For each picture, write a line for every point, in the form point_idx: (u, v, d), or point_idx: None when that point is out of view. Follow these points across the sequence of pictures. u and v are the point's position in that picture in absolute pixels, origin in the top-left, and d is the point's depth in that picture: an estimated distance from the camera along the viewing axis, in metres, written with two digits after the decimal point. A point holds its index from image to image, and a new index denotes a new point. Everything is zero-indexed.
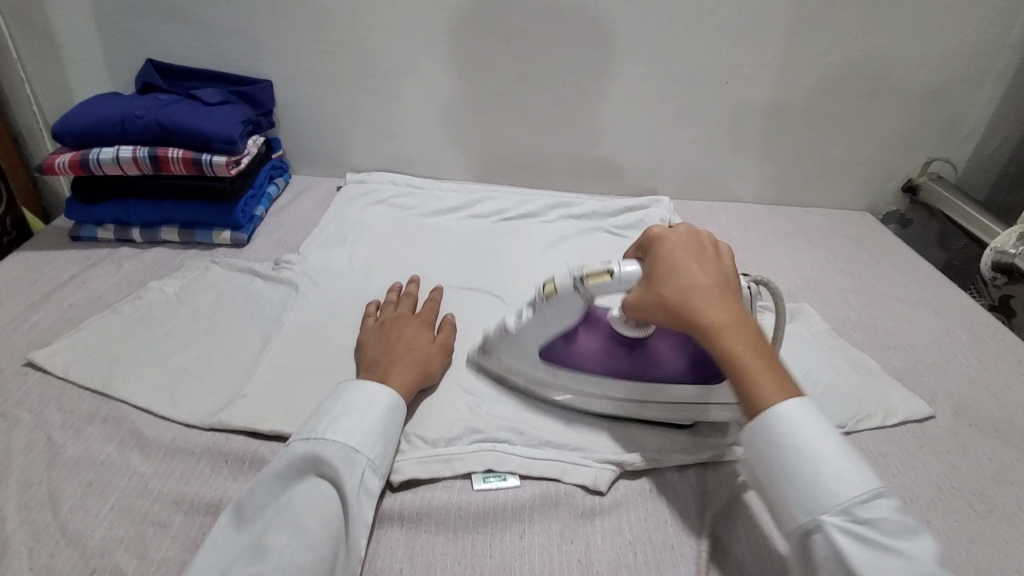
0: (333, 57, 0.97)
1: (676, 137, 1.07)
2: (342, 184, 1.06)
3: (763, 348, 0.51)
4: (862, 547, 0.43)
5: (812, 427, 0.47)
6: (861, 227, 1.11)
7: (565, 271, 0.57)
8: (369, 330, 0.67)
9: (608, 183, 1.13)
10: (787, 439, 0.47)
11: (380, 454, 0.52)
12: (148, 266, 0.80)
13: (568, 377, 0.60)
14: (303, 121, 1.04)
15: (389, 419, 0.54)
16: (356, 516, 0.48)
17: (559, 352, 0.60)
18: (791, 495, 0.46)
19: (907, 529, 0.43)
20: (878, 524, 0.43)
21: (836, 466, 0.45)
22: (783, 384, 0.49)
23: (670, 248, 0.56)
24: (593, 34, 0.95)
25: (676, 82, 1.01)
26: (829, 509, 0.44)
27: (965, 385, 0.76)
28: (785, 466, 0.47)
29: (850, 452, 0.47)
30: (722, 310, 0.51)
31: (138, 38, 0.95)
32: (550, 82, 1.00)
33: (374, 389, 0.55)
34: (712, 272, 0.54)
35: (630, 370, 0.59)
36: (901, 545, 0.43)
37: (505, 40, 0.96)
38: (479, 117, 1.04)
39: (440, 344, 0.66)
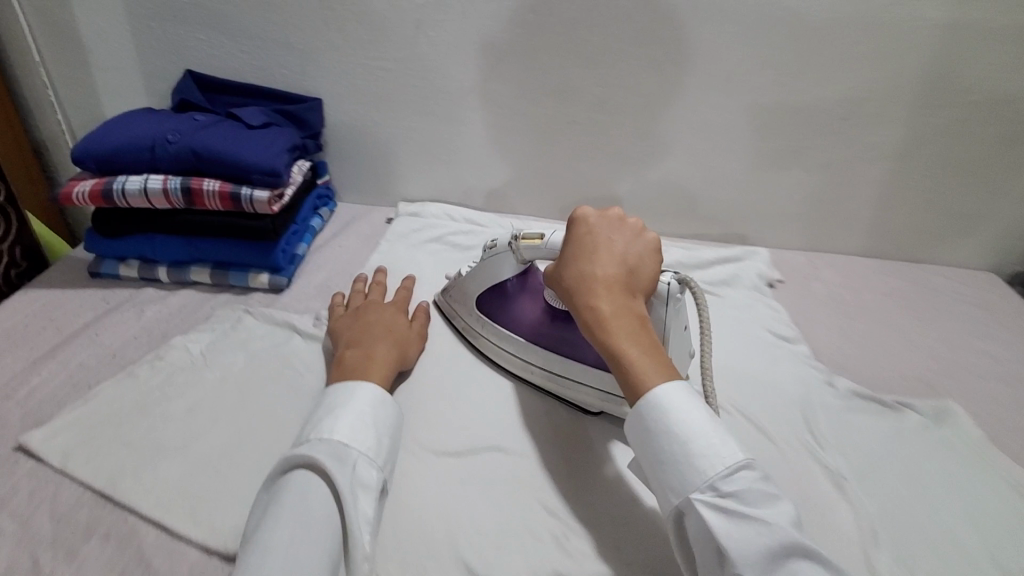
0: (390, 74, 0.85)
1: (779, 181, 0.90)
2: (393, 216, 0.94)
3: (647, 340, 0.50)
4: (727, 520, 0.41)
5: (687, 406, 0.45)
6: (996, 294, 0.93)
7: (510, 232, 0.63)
8: (340, 312, 0.67)
9: (692, 227, 0.97)
10: (662, 424, 0.45)
11: (378, 448, 0.48)
12: (172, 314, 0.69)
13: (492, 328, 0.66)
14: (351, 143, 0.92)
15: (386, 414, 0.51)
16: (355, 511, 0.43)
17: (493, 305, 0.66)
18: (666, 478, 0.45)
19: (773, 497, 0.41)
20: (742, 496, 0.41)
21: (703, 442, 0.44)
22: (656, 375, 0.48)
23: (583, 232, 0.57)
24: (693, 58, 0.80)
25: (789, 116, 0.84)
26: (697, 486, 0.43)
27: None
28: (661, 451, 0.45)
29: (722, 426, 0.46)
30: (607, 300, 0.51)
31: (177, 47, 0.84)
32: (637, 110, 0.85)
33: (353, 384, 0.52)
34: (614, 263, 0.54)
35: (547, 337, 0.62)
36: (766, 514, 0.41)
37: (590, 61, 0.82)
38: (548, 147, 0.90)
39: (417, 332, 0.67)
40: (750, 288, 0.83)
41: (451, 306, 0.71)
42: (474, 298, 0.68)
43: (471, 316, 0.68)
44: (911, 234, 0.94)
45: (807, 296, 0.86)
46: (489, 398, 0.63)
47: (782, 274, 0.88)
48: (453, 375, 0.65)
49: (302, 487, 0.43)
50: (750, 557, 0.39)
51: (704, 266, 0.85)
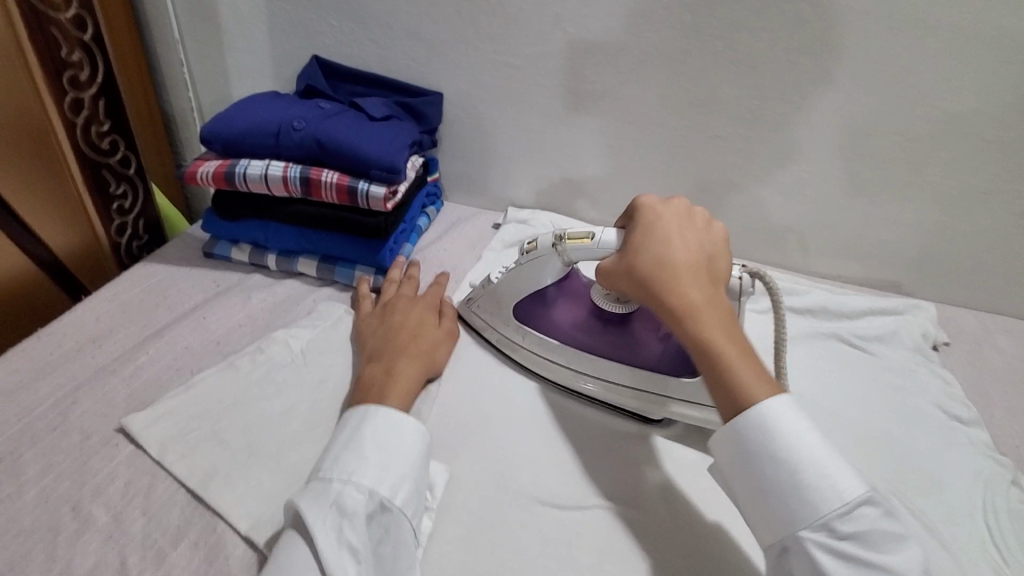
0: (517, 72, 0.79)
1: (954, 225, 0.76)
2: (501, 221, 0.89)
3: (739, 334, 0.47)
4: (846, 566, 0.38)
5: (801, 434, 0.43)
6: None
7: (552, 232, 0.57)
8: (369, 318, 0.63)
9: (834, 267, 0.85)
10: (769, 449, 0.43)
11: (366, 472, 0.44)
12: (277, 304, 0.67)
13: (538, 339, 0.61)
14: (468, 142, 0.88)
15: (380, 431, 0.46)
16: (327, 545, 0.40)
17: (534, 314, 0.61)
18: (773, 511, 0.42)
19: (897, 539, 0.39)
20: (863, 537, 0.39)
21: (817, 469, 0.41)
22: (756, 377, 0.45)
23: (654, 219, 0.53)
24: (875, 74, 0.69)
25: (984, 152, 0.70)
26: (809, 523, 0.40)
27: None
28: (768, 480, 0.43)
29: (837, 453, 0.43)
30: (698, 291, 0.48)
31: (307, 31, 0.83)
32: (792, 131, 0.75)
33: (348, 415, 0.49)
34: (693, 251, 0.50)
35: (601, 343, 0.59)
36: (892, 561, 0.38)
37: (746, 71, 0.72)
38: (678, 163, 0.81)
39: (445, 331, 0.62)
40: (909, 349, 0.71)
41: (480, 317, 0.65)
42: (510, 309, 0.62)
43: (509, 325, 0.62)
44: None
45: (978, 366, 0.72)
46: (600, 441, 0.56)
47: (946, 335, 0.75)
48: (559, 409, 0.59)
49: (289, 534, 0.42)
50: None
51: (852, 316, 0.74)
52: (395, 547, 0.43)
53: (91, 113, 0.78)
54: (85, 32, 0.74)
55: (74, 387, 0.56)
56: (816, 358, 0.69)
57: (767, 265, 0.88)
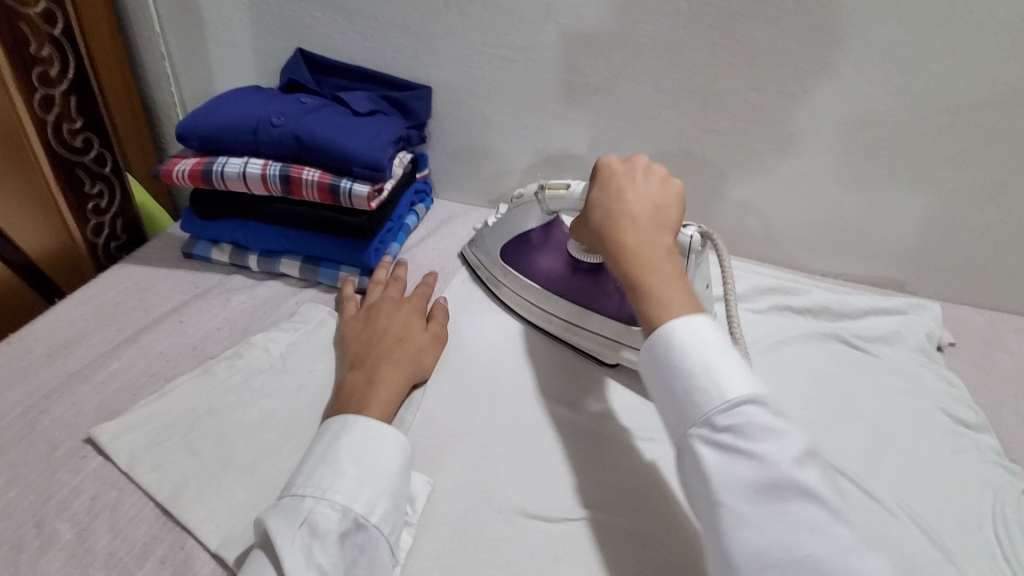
0: (507, 64, 0.77)
1: (960, 220, 0.73)
2: None
3: (672, 274, 0.47)
4: (720, 456, 0.38)
5: (698, 339, 0.42)
6: None
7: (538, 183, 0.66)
8: (352, 321, 0.60)
9: (835, 264, 0.82)
10: (667, 356, 0.43)
11: (341, 487, 0.42)
12: (256, 306, 0.65)
13: (513, 276, 0.67)
14: (458, 137, 0.85)
15: (357, 443, 0.44)
16: (296, 567, 0.38)
17: (516, 256, 0.68)
18: (672, 417, 0.42)
19: (777, 432, 0.37)
20: (739, 429, 0.38)
21: (707, 370, 0.41)
22: (676, 302, 0.45)
23: (607, 176, 0.55)
24: (879, 65, 0.66)
25: (993, 145, 0.67)
26: (695, 422, 0.40)
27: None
28: (669, 388, 0.43)
29: (738, 358, 0.42)
30: (633, 235, 0.50)
31: (290, 23, 0.80)
32: (792, 123, 0.72)
33: (327, 424, 0.47)
34: (638, 199, 0.52)
35: (564, 286, 0.64)
36: (766, 449, 0.36)
37: (746, 62, 0.69)
38: (674, 157, 0.78)
39: (432, 334, 0.60)
40: (913, 350, 0.68)
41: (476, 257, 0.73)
42: (496, 249, 0.70)
43: (494, 265, 0.70)
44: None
45: (984, 367, 0.70)
46: (592, 448, 0.53)
47: (951, 335, 0.73)
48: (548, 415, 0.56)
49: (259, 551, 0.40)
50: (739, 494, 0.36)
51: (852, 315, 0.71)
52: (370, 567, 0.41)
53: (63, 109, 0.76)
54: (55, 26, 0.72)
55: (43, 395, 0.54)
56: (815, 359, 0.67)
57: (766, 262, 0.85)
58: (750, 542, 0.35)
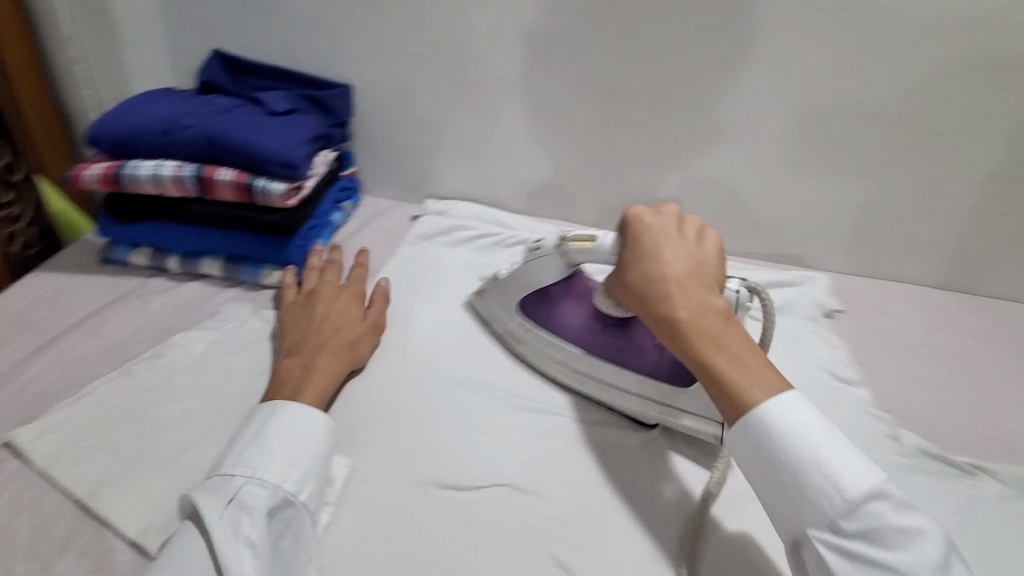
0: (424, 62, 0.79)
1: (846, 199, 0.80)
2: (419, 213, 0.88)
3: (737, 346, 0.44)
4: (850, 563, 0.38)
5: (799, 433, 0.42)
6: None
7: (558, 232, 0.58)
8: (294, 306, 0.62)
9: (743, 245, 0.89)
10: (775, 454, 0.42)
11: (269, 470, 0.44)
12: (178, 308, 0.66)
13: (540, 335, 0.61)
14: (382, 135, 0.87)
15: (288, 429, 0.47)
16: (227, 540, 0.41)
17: (541, 314, 0.62)
18: (781, 512, 0.42)
19: (912, 534, 0.37)
20: (871, 535, 0.38)
21: (826, 471, 0.40)
22: (765, 386, 0.43)
23: (640, 233, 0.51)
24: (761, 56, 0.72)
25: (867, 127, 0.74)
26: (816, 524, 0.40)
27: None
28: (773, 482, 0.42)
29: (849, 446, 0.42)
30: (686, 306, 0.46)
31: (207, 26, 0.81)
32: (693, 113, 0.77)
33: (259, 409, 0.49)
34: (682, 261, 0.48)
35: (602, 347, 0.58)
36: (900, 560, 0.37)
37: (645, 55, 0.74)
38: (588, 148, 0.83)
39: (370, 322, 0.62)
40: (804, 318, 0.75)
41: (486, 308, 0.66)
42: (517, 303, 0.63)
43: (514, 320, 0.63)
44: (1014, 270, 0.80)
45: (868, 331, 0.77)
46: (507, 424, 0.57)
47: (841, 304, 0.80)
48: (466, 396, 0.59)
49: (187, 526, 0.43)
50: None
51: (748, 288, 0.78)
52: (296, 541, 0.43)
53: None
54: None
55: None
56: None
57: None
58: None
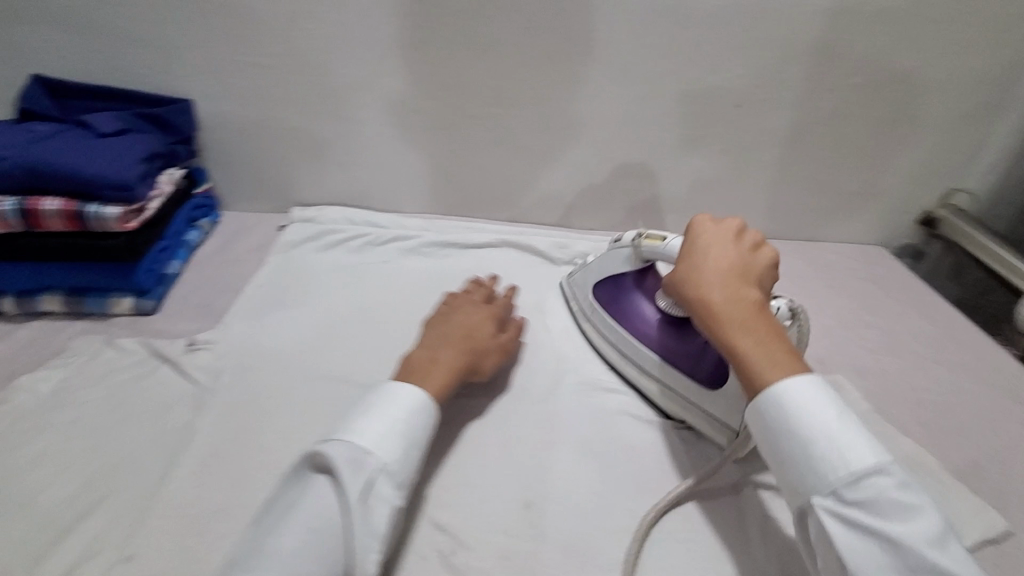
0: (267, 70, 0.79)
1: (677, 167, 0.93)
2: (285, 223, 0.86)
3: (763, 329, 0.50)
4: (849, 530, 0.41)
5: (813, 408, 0.46)
6: (879, 267, 1.00)
7: (637, 231, 0.69)
8: (436, 312, 0.67)
9: (600, 220, 0.99)
10: (785, 424, 0.46)
11: (400, 460, 0.48)
12: (19, 351, 0.62)
13: (601, 314, 0.72)
14: (236, 148, 0.86)
15: (412, 424, 0.50)
16: (362, 526, 0.43)
17: (611, 295, 0.72)
18: (788, 478, 0.46)
19: (911, 510, 0.40)
20: (870, 505, 0.41)
21: (835, 445, 0.44)
22: (786, 365, 0.48)
23: (698, 235, 0.58)
24: (584, 47, 0.79)
25: (683, 104, 0.86)
26: (820, 492, 0.43)
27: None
28: (782, 451, 0.47)
29: (858, 429, 0.45)
30: (721, 290, 0.53)
31: (19, 49, 0.76)
32: (536, 101, 0.84)
33: (400, 389, 0.52)
34: (728, 261, 0.55)
35: (649, 336, 0.66)
36: (897, 528, 0.40)
37: (481, 54, 0.79)
38: (446, 144, 0.87)
39: (501, 344, 0.65)
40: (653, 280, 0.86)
41: (571, 290, 0.79)
42: (591, 285, 0.74)
43: (586, 300, 0.75)
44: (811, 214, 1.02)
45: None
46: None
47: None
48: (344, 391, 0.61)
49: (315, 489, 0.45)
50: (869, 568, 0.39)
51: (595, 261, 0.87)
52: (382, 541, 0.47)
53: None
54: None
55: None
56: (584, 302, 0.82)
57: (545, 227, 0.99)
58: None
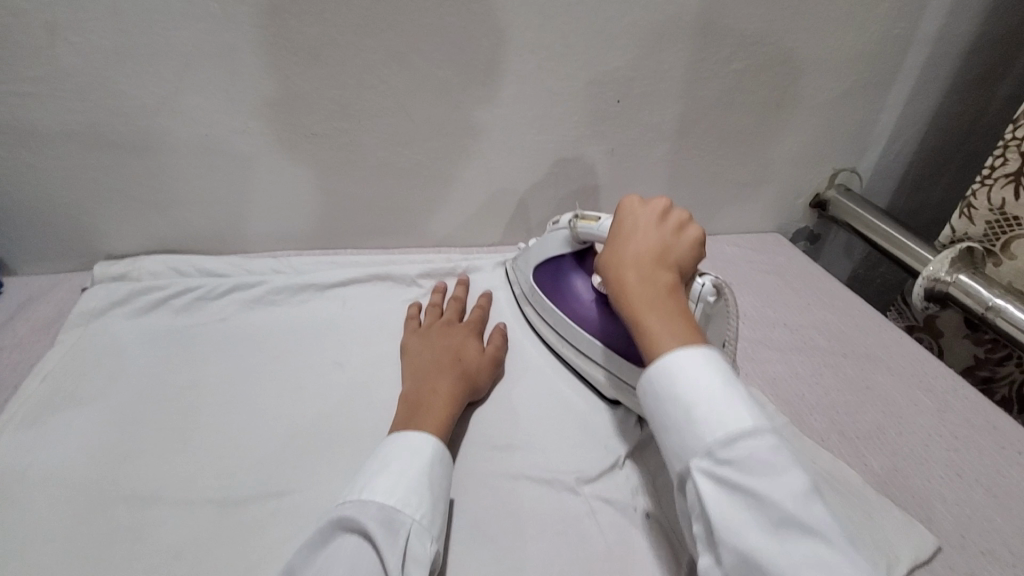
0: (32, 99, 0.61)
1: (563, 170, 0.85)
2: (89, 283, 0.70)
3: (673, 310, 0.48)
4: (720, 489, 0.38)
5: (693, 369, 0.43)
6: (778, 254, 0.97)
7: (574, 212, 0.68)
8: (412, 335, 0.66)
9: (489, 233, 0.90)
10: (666, 387, 0.43)
11: (428, 518, 0.45)
12: None
13: (540, 298, 0.71)
14: (10, 200, 0.68)
15: (438, 477, 0.48)
16: None
17: (549, 278, 0.71)
18: (667, 446, 0.43)
19: (782, 467, 0.38)
20: (742, 463, 0.38)
21: (712, 405, 0.41)
22: (683, 339, 0.45)
23: (626, 216, 0.57)
24: (439, 47, 0.68)
25: (561, 104, 0.78)
26: (695, 451, 0.40)
27: (973, 484, 0.59)
28: (661, 415, 0.43)
29: (737, 389, 0.42)
30: (636, 274, 0.51)
31: None
32: (393, 112, 0.72)
33: (413, 438, 0.50)
34: (648, 239, 0.53)
35: (582, 317, 0.66)
36: (766, 487, 0.37)
37: (312, 60, 0.65)
38: (293, 169, 0.74)
39: (490, 357, 0.65)
40: None
41: (515, 275, 0.78)
42: (530, 269, 0.74)
43: (528, 285, 0.74)
44: (706, 207, 0.99)
45: None
46: (207, 538, 0.47)
47: None
48: (156, 513, 0.48)
49: (344, 551, 0.41)
50: (739, 532, 0.36)
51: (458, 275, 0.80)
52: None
53: None
54: None
55: None
56: None
57: (430, 248, 0.89)
58: (740, 560, 0.36)
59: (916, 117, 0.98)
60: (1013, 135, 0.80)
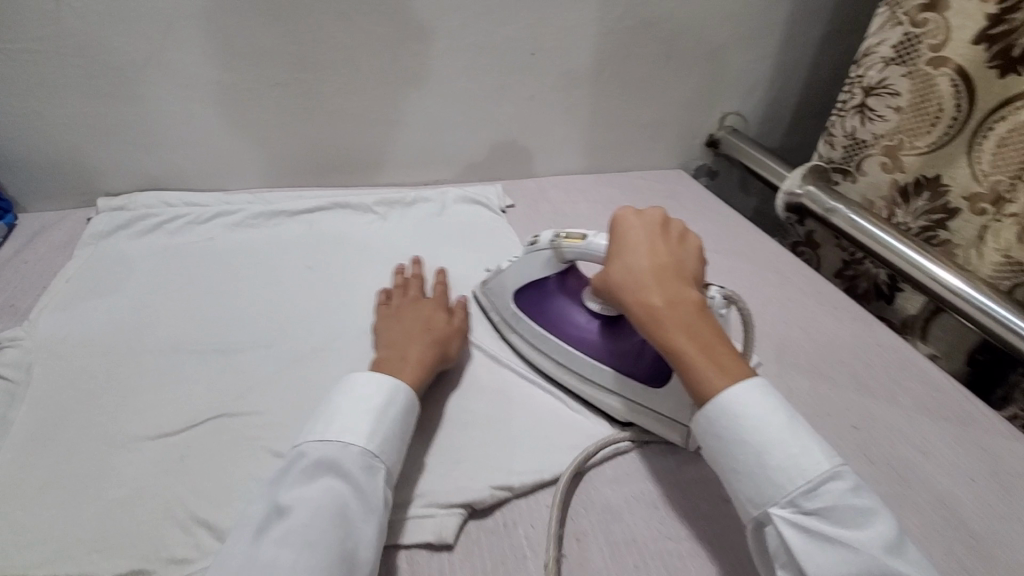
0: (39, 57, 0.74)
1: (490, 115, 1.02)
2: (94, 214, 0.84)
3: (708, 334, 0.51)
4: (811, 539, 0.42)
5: (756, 408, 0.47)
6: (677, 184, 1.17)
7: (553, 230, 0.65)
8: (383, 316, 0.68)
9: (430, 171, 1.06)
10: (730, 423, 0.47)
11: (395, 457, 0.51)
12: None
13: (529, 325, 0.69)
14: (21, 145, 0.81)
15: (403, 420, 0.54)
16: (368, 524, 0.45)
17: (533, 304, 0.70)
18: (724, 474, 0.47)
19: (864, 515, 0.43)
20: (827, 514, 0.43)
21: (786, 449, 0.45)
22: (727, 366, 0.49)
23: (625, 233, 0.58)
24: (378, 7, 0.83)
25: (484, 55, 0.94)
26: (777, 501, 0.44)
27: (798, 332, 0.78)
28: (726, 452, 0.47)
29: (807, 433, 0.46)
30: (660, 292, 0.53)
31: None
32: (342, 64, 0.87)
33: (382, 383, 0.55)
34: (660, 259, 0.55)
35: (583, 341, 0.65)
36: (858, 539, 0.41)
37: (272, 19, 0.80)
38: (260, 115, 0.88)
39: (457, 325, 0.69)
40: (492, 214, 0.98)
41: (488, 300, 0.76)
42: (511, 296, 0.71)
43: (508, 311, 0.72)
44: (616, 147, 1.17)
45: (527, 218, 1.01)
46: (211, 376, 0.62)
47: (513, 203, 1.04)
48: (174, 361, 0.63)
49: (322, 491, 0.46)
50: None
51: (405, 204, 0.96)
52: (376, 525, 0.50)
53: None
54: None
55: None
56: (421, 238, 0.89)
57: (380, 186, 1.05)
58: None
59: (789, 66, 1.17)
60: (858, 74, 0.97)
